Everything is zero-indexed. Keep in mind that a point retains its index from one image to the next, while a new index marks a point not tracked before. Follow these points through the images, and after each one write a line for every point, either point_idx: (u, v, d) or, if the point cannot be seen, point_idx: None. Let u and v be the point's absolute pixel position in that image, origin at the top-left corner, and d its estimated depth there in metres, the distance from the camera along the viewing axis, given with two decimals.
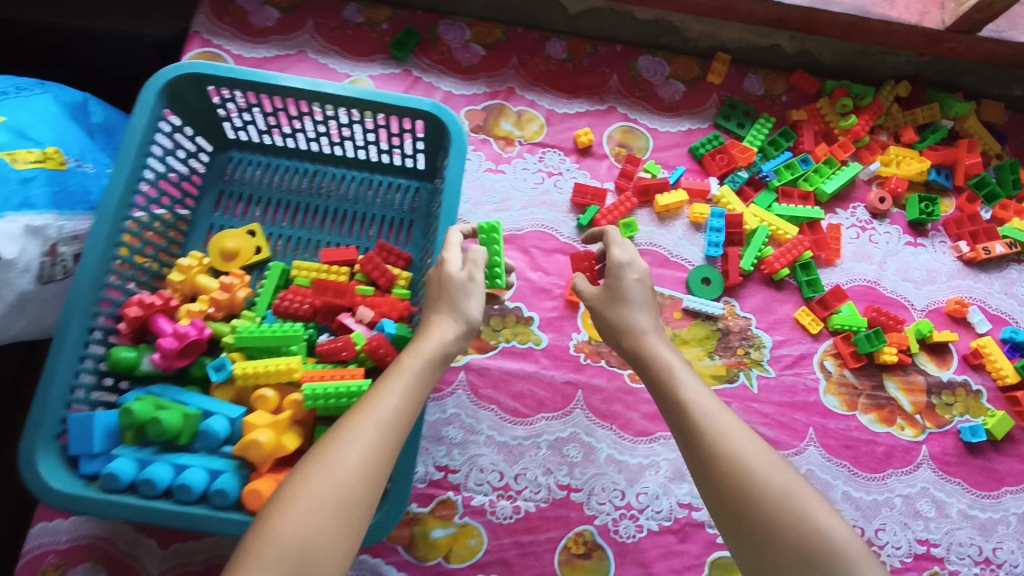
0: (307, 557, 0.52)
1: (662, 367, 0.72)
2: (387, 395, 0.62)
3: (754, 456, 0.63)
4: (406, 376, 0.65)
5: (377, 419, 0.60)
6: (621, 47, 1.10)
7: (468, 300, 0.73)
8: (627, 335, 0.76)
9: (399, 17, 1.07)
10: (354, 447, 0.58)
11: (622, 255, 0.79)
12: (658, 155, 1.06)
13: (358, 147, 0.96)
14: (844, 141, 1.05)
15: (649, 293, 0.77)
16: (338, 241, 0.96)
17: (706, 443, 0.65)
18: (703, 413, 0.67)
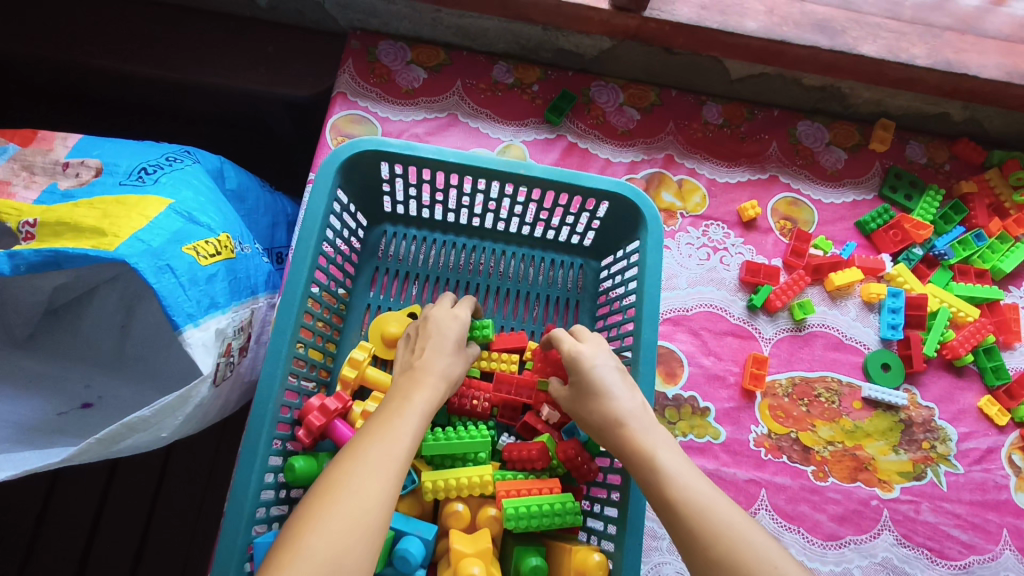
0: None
1: (648, 457, 0.61)
2: (397, 425, 0.60)
3: (768, 560, 0.52)
4: (410, 412, 0.62)
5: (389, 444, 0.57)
6: (778, 111, 1.05)
7: (455, 355, 0.72)
8: (609, 428, 0.66)
9: (550, 78, 1.03)
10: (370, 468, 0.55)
11: (589, 349, 0.71)
12: (825, 229, 1.00)
13: (525, 223, 0.90)
14: (1018, 217, 1.00)
15: (620, 378, 0.68)
16: (502, 323, 0.90)
17: (714, 545, 0.53)
18: (705, 509, 0.55)
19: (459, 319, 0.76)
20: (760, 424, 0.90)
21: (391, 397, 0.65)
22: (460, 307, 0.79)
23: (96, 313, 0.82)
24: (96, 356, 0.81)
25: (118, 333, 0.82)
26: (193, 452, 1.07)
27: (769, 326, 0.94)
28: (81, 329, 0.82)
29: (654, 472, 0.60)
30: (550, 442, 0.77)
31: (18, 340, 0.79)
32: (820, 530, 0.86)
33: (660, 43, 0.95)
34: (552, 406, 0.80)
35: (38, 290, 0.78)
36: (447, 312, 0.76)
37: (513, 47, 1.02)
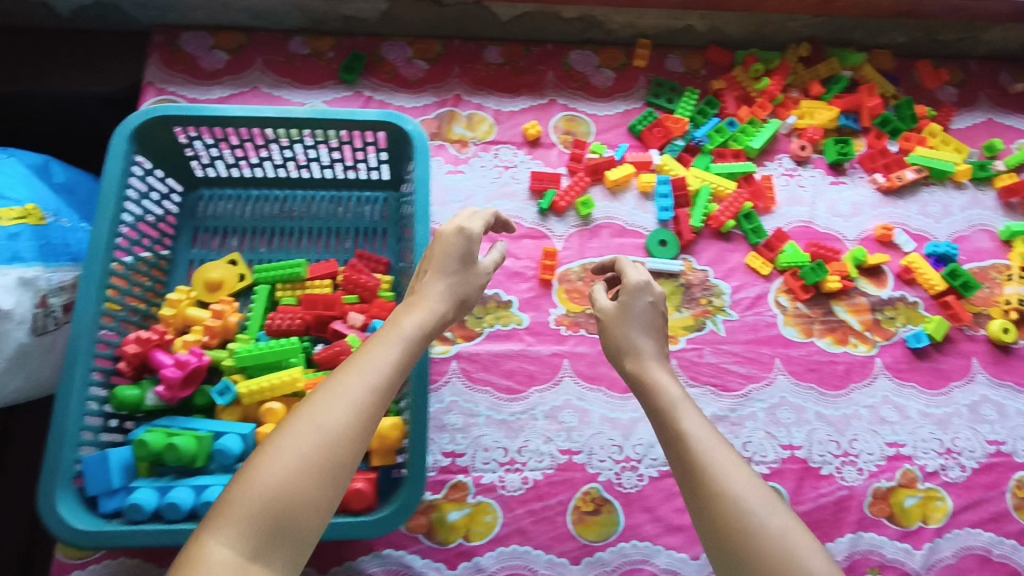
0: (285, 509, 0.54)
1: (664, 397, 0.72)
2: (377, 360, 0.64)
3: (751, 489, 0.61)
4: (394, 346, 0.66)
5: (362, 385, 0.62)
6: (551, 45, 1.20)
7: (459, 276, 0.77)
8: (629, 355, 0.78)
9: (342, 45, 1.15)
10: (334, 407, 0.59)
11: (638, 278, 0.81)
12: (602, 137, 1.15)
13: (324, 167, 1.02)
14: (762, 101, 1.17)
15: (654, 316, 0.80)
16: (318, 257, 1.02)
17: (708, 470, 0.63)
18: (704, 444, 0.65)
19: (467, 235, 0.78)
20: (558, 306, 1.03)
21: (389, 324, 0.70)
22: (471, 219, 0.81)
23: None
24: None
25: None
26: None
27: (559, 226, 1.08)
28: None
29: (670, 419, 0.69)
30: (355, 342, 0.89)
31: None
32: (617, 385, 0.99)
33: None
34: (357, 312, 0.92)
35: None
36: (447, 232, 0.78)
37: (305, 21, 1.15)
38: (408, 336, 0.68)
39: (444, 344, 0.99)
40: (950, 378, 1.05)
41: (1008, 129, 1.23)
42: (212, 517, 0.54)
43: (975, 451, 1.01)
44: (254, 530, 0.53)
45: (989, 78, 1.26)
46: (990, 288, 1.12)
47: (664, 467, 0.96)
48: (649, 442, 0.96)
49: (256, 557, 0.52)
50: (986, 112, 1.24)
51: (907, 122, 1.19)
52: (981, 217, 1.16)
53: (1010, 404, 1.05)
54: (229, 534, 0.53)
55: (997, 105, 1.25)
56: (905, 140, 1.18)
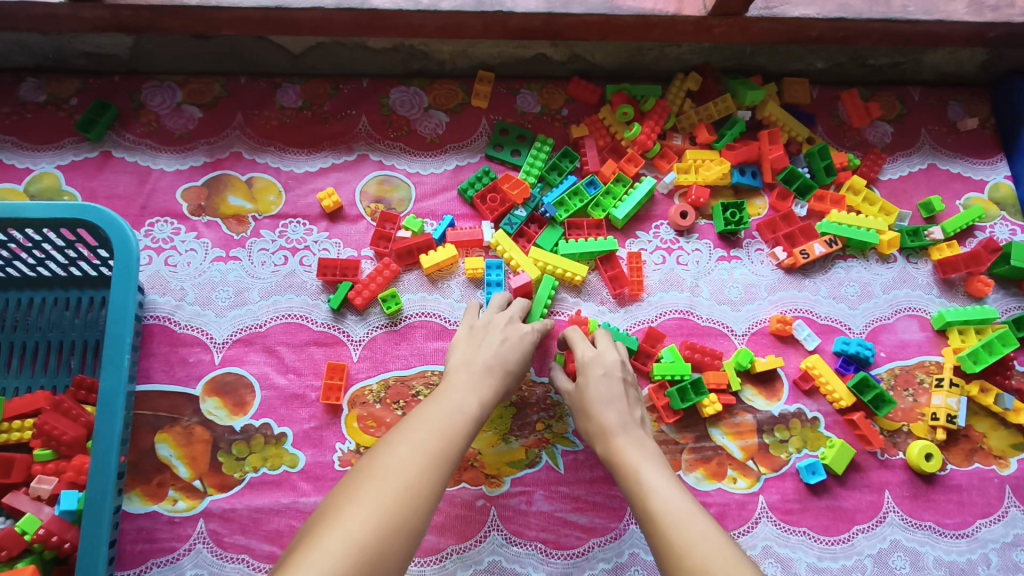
0: (397, 515, 0.53)
1: (631, 475, 0.67)
2: (455, 400, 0.67)
3: (721, 556, 0.55)
4: (472, 390, 0.68)
5: (443, 433, 0.62)
6: (367, 81, 0.94)
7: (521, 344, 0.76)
8: (598, 436, 0.73)
9: (90, 88, 0.90)
10: (411, 451, 0.59)
11: (586, 354, 0.78)
12: (424, 205, 0.90)
13: (34, 265, 0.78)
14: (632, 153, 0.91)
15: (612, 387, 0.76)
16: (30, 384, 0.78)
17: (672, 537, 0.58)
18: (670, 514, 0.61)
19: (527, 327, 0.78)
20: (346, 440, 0.80)
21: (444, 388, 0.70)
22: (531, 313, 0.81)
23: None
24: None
25: None
26: None
27: (359, 327, 0.84)
28: None
29: (638, 485, 0.66)
30: (31, 524, 0.65)
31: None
32: (416, 545, 0.77)
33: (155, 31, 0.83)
34: (48, 476, 0.69)
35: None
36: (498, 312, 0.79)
37: (38, 59, 0.88)
38: (485, 378, 0.71)
39: (190, 498, 0.76)
40: (854, 521, 0.83)
41: (953, 179, 0.98)
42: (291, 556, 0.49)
43: None
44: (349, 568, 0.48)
45: (936, 110, 1.01)
46: (913, 396, 0.89)
47: None
48: None
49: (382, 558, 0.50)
50: (927, 156, 0.99)
51: (821, 176, 0.94)
52: (910, 299, 0.92)
53: (929, 552, 0.82)
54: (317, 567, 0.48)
55: (941, 147, 0.99)
56: (817, 201, 0.93)
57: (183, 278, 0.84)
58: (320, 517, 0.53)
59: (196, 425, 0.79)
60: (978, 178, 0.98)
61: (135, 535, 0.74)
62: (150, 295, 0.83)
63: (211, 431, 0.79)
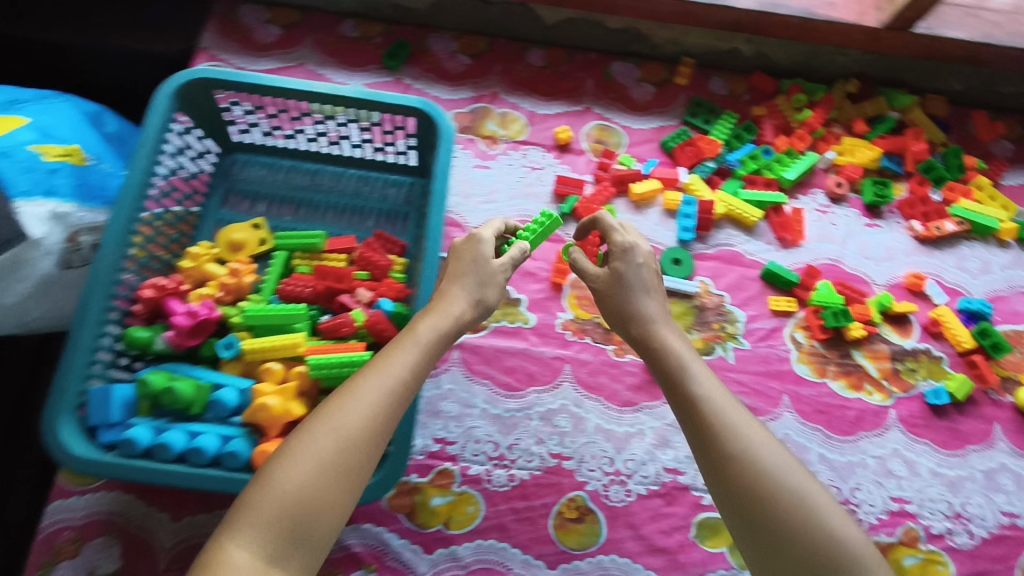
0: (302, 518, 0.58)
1: (675, 359, 0.75)
2: (394, 363, 0.68)
3: (765, 447, 0.66)
4: (410, 350, 0.70)
5: (378, 384, 0.66)
6: (595, 54, 1.20)
7: (472, 278, 0.77)
8: (634, 321, 0.78)
9: (391, 32, 1.17)
10: (355, 409, 0.63)
11: (638, 242, 0.82)
12: (633, 150, 1.14)
13: (355, 146, 1.04)
14: (801, 133, 1.15)
15: (654, 281, 0.82)
16: (338, 232, 1.03)
17: (720, 436, 0.67)
18: (715, 407, 0.70)
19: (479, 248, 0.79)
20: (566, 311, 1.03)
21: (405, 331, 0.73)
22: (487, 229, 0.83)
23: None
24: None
25: None
26: None
27: None
28: None
29: (689, 374, 0.73)
30: (359, 316, 0.89)
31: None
32: (616, 397, 0.98)
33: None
34: (367, 289, 0.93)
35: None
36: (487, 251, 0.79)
37: (358, 6, 1.17)
38: (424, 340, 0.71)
39: None
40: (968, 441, 1.01)
41: None
42: (229, 524, 0.58)
43: (986, 519, 0.96)
44: (275, 534, 0.57)
45: None
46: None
47: (654, 486, 0.94)
48: (641, 460, 0.95)
49: (278, 558, 0.56)
50: None
51: (953, 171, 1.15)
52: None
53: None
54: (248, 538, 0.56)
55: None
56: (948, 190, 1.14)
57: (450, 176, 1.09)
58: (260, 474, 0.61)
59: None
60: None
61: None
62: None
63: None
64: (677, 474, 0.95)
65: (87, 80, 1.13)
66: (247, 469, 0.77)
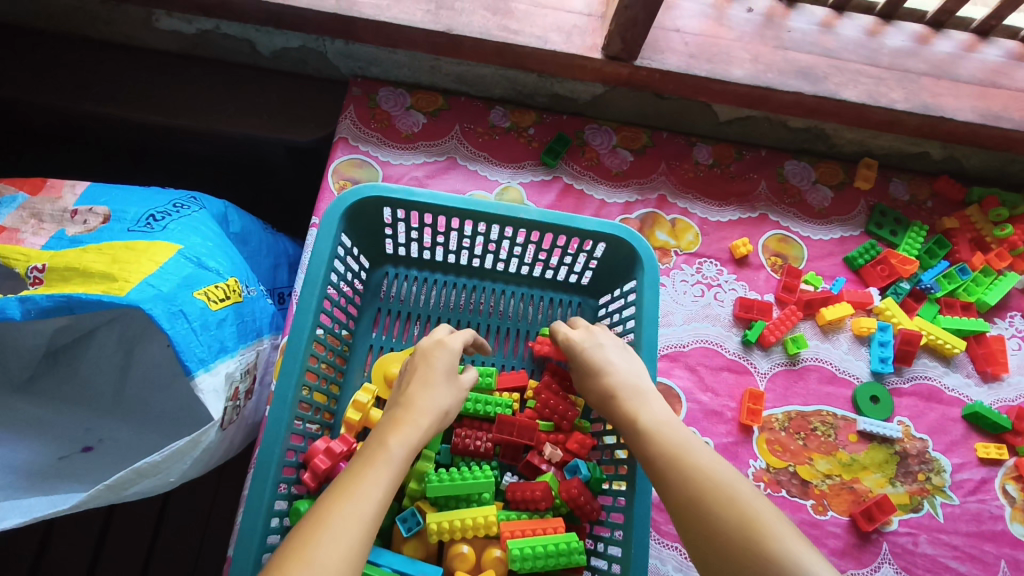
0: None
1: (630, 422, 0.68)
2: (371, 481, 0.58)
3: (718, 482, 0.57)
4: (388, 464, 0.61)
5: (359, 511, 0.55)
6: (765, 151, 1.09)
7: (445, 390, 0.72)
8: (604, 400, 0.73)
9: (545, 121, 1.06)
10: (336, 538, 0.52)
11: (586, 334, 0.79)
12: (815, 265, 1.03)
13: (524, 263, 0.92)
14: (1000, 251, 1.03)
15: (614, 352, 0.76)
16: (508, 363, 0.91)
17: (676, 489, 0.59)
18: (673, 456, 0.62)
19: (447, 349, 0.76)
20: (758, 458, 0.91)
21: (374, 438, 0.65)
22: (453, 337, 0.79)
23: (95, 355, 0.85)
24: (90, 394, 0.84)
25: (117, 374, 0.85)
26: (190, 495, 1.06)
27: (764, 361, 0.96)
28: (80, 370, 0.85)
29: (636, 428, 0.67)
30: (553, 482, 0.79)
31: (17, 384, 0.82)
32: None
33: (651, 89, 0.97)
34: (554, 444, 0.81)
35: (40, 333, 0.82)
36: (428, 343, 0.77)
37: (511, 92, 1.06)
38: (399, 458, 0.62)
39: None
40: None
41: None
42: None
43: None
44: None
45: None
46: None
47: None
48: None
49: None
50: None
51: None
52: None
53: None
54: None
55: None
56: None
57: None
58: None
59: None
60: None
61: None
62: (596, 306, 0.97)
63: None
64: None
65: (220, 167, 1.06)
66: None
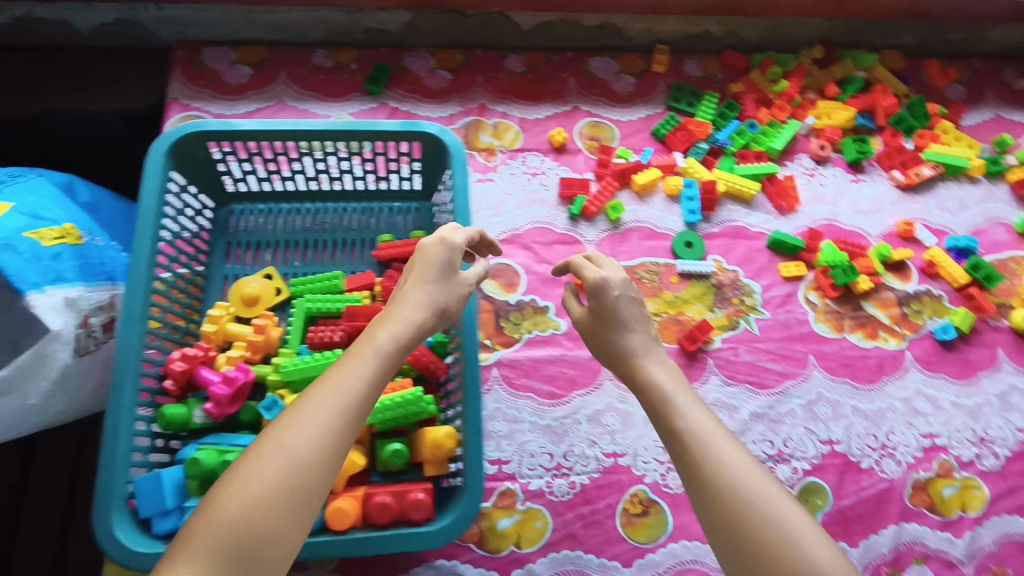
0: (252, 545, 0.51)
1: (657, 392, 0.73)
2: (350, 375, 0.63)
3: (743, 472, 0.62)
4: (370, 358, 0.65)
5: (338, 400, 0.60)
6: (571, 53, 1.21)
7: (439, 285, 0.76)
8: (620, 357, 0.80)
9: (365, 56, 1.16)
10: (307, 427, 0.58)
11: (612, 277, 0.83)
12: (626, 142, 1.16)
13: (357, 178, 1.01)
14: (780, 104, 1.19)
15: (638, 311, 0.82)
16: (354, 269, 1.01)
17: (704, 468, 0.63)
18: (701, 442, 0.65)
19: (448, 244, 0.78)
20: None
21: (365, 333, 0.69)
22: (457, 232, 0.81)
23: None
24: None
25: None
26: None
27: (590, 231, 1.09)
28: None
29: (666, 406, 0.71)
30: None
31: None
32: None
33: (449, 6, 1.11)
34: None
35: None
36: (427, 242, 0.78)
37: (327, 34, 1.15)
38: (382, 349, 0.66)
39: (484, 351, 0.99)
40: (977, 368, 1.08)
41: (1015, 125, 1.27)
42: (174, 550, 0.52)
43: (1007, 439, 1.04)
44: (215, 563, 0.50)
45: (996, 75, 1.31)
46: (1010, 279, 1.14)
47: None
48: None
49: None
50: (993, 109, 1.28)
51: (920, 120, 1.22)
52: (997, 211, 1.19)
53: None
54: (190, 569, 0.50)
55: (1003, 102, 1.29)
56: (919, 138, 1.21)
57: None
58: (218, 486, 0.55)
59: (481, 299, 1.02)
60: None
61: None
62: None
63: (492, 303, 1.02)
64: None
65: (61, 149, 1.10)
66: (321, 532, 0.76)
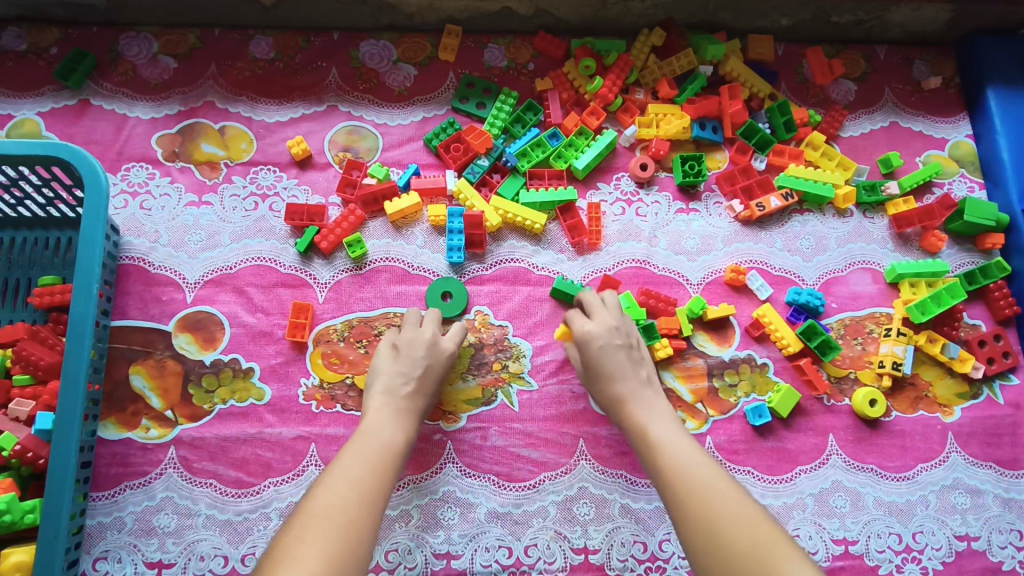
0: None
1: (641, 437, 0.71)
2: (365, 469, 0.64)
3: (680, 467, 0.65)
4: (383, 452, 0.67)
5: (357, 488, 0.61)
6: (339, 34, 0.97)
7: (427, 387, 0.76)
8: (611, 406, 0.76)
9: (69, 38, 0.93)
10: (339, 511, 0.58)
11: (598, 328, 0.79)
12: (390, 155, 0.92)
13: (13, 203, 0.81)
14: (594, 107, 0.93)
15: (624, 353, 0.77)
16: (10, 317, 0.81)
17: (684, 498, 0.62)
18: (681, 474, 0.64)
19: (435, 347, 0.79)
20: (311, 375, 0.84)
21: (362, 433, 0.69)
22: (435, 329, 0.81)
23: None
24: None
25: None
26: None
27: (325, 270, 0.88)
28: None
29: (648, 442, 0.70)
30: (8, 441, 0.72)
31: None
32: None
33: None
34: (25, 399, 0.75)
35: None
36: (426, 330, 0.80)
37: (17, 8, 0.92)
38: (390, 449, 0.68)
39: (162, 426, 0.81)
40: (797, 461, 0.86)
41: (914, 137, 0.98)
42: None
43: (816, 552, 0.83)
44: None
45: (901, 69, 1.02)
46: (863, 345, 0.91)
47: None
48: (406, 549, 0.80)
49: None
50: (889, 114, 0.99)
51: (781, 132, 0.95)
52: (864, 253, 0.94)
53: (868, 493, 0.86)
54: None
55: (903, 105, 1.00)
56: (776, 155, 0.95)
57: (156, 221, 0.87)
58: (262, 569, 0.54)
59: (169, 358, 0.83)
60: (939, 137, 0.99)
61: (109, 459, 0.80)
62: (126, 237, 0.86)
63: (182, 364, 0.83)
64: (451, 559, 0.80)
65: None
66: None
